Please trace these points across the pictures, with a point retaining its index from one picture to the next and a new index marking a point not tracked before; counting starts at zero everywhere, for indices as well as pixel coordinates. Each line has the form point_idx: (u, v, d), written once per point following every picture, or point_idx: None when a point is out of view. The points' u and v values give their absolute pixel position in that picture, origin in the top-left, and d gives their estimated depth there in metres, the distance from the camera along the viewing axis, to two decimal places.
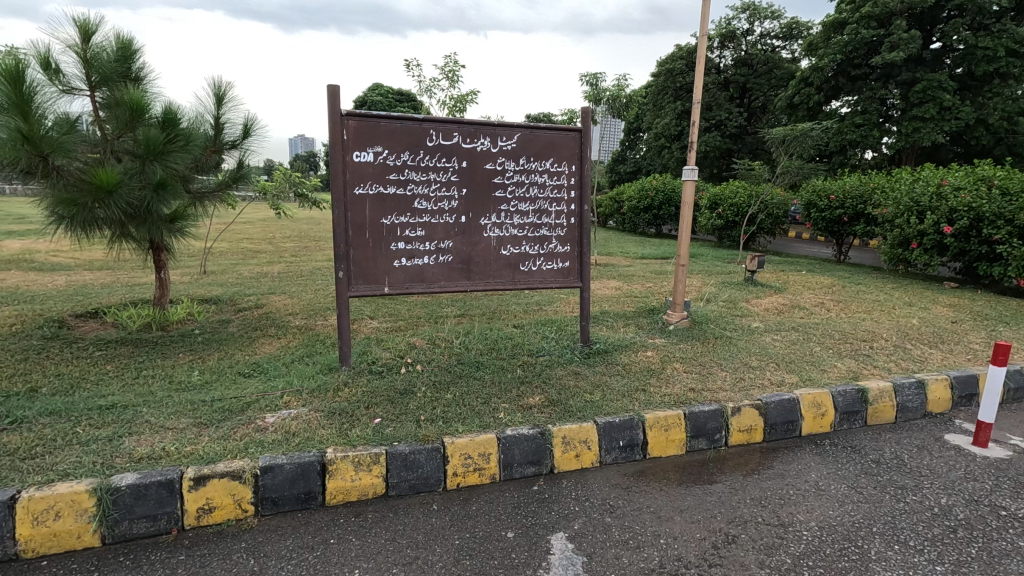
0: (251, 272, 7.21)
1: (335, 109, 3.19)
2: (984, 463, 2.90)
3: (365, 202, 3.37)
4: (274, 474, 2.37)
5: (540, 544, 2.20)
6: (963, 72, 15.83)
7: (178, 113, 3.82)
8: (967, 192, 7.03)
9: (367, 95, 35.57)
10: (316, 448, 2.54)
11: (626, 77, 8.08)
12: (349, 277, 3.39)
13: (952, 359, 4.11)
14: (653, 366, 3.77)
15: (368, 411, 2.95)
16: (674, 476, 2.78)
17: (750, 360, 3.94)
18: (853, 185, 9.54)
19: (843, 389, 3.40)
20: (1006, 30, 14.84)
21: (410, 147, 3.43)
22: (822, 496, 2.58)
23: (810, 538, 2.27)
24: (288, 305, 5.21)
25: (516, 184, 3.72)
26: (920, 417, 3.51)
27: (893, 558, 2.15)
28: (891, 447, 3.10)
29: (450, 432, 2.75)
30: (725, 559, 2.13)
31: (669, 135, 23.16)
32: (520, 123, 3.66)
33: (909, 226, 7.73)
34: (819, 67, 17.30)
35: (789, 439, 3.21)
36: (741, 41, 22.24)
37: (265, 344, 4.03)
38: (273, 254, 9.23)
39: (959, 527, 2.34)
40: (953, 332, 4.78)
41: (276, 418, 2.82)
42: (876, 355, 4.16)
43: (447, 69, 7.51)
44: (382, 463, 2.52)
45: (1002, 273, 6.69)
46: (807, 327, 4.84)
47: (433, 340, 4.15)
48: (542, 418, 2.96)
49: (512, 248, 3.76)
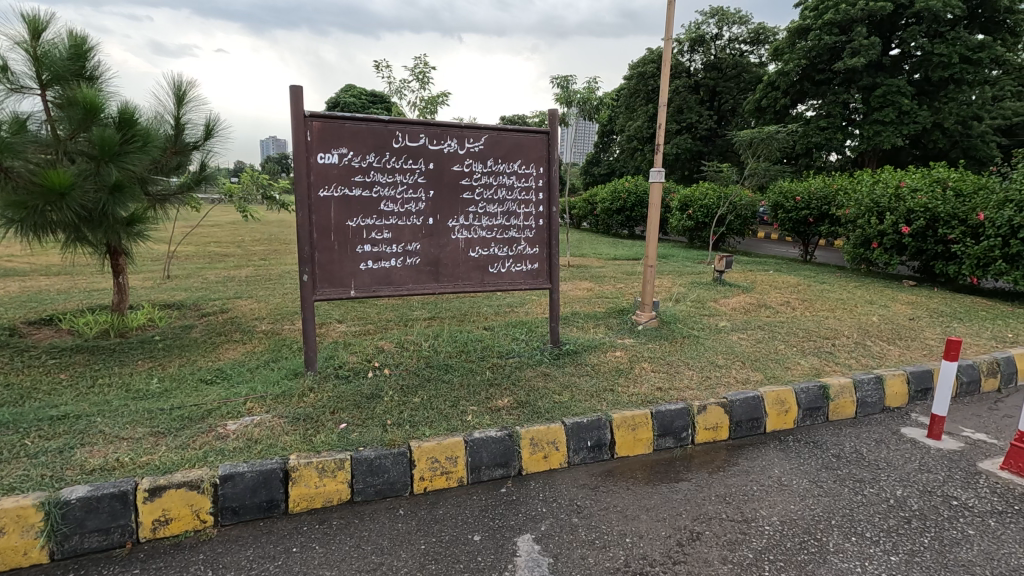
0: (218, 275, 7.06)
1: (298, 109, 3.14)
2: (938, 455, 3.01)
3: (330, 204, 3.33)
4: (234, 483, 2.31)
5: (506, 546, 2.20)
6: (920, 77, 16.40)
7: (135, 113, 3.70)
8: (924, 193, 7.29)
9: (339, 95, 35.13)
10: (278, 455, 2.49)
11: (596, 80, 8.15)
12: (313, 281, 3.34)
13: (909, 355, 4.24)
14: (621, 366, 3.80)
15: (334, 416, 2.91)
16: (642, 475, 2.80)
17: (716, 358, 4.01)
18: (818, 186, 9.78)
19: (806, 386, 3.48)
20: (959, 38, 15.43)
21: (376, 149, 3.40)
22: (784, 491, 2.63)
23: (772, 532, 2.31)
24: (255, 310, 5.12)
25: (484, 186, 3.72)
26: (878, 412, 3.62)
27: (850, 549, 2.20)
28: (850, 441, 3.18)
29: (417, 436, 2.73)
30: (689, 556, 2.16)
31: (642, 138, 23.47)
32: (487, 125, 3.66)
33: (870, 226, 7.97)
34: (785, 71, 17.72)
35: (754, 435, 3.27)
36: (710, 45, 22.61)
37: (230, 349, 3.94)
38: (241, 257, 9.06)
39: (913, 517, 2.41)
40: (910, 329, 4.94)
41: (238, 425, 2.76)
42: (838, 351, 4.28)
43: (418, 70, 7.46)
44: (347, 469, 2.48)
45: (957, 271, 6.94)
46: (772, 325, 4.95)
47: (402, 343, 4.11)
48: (509, 420, 2.95)
49: (480, 249, 3.76)
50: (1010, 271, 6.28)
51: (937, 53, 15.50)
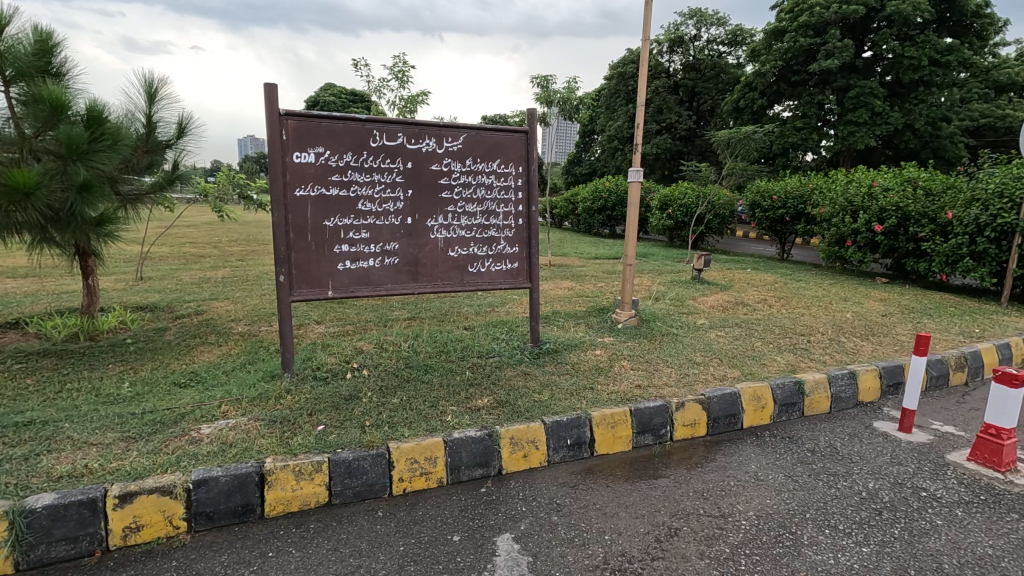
0: (192, 277, 6.93)
1: (273, 108, 3.09)
2: (908, 448, 3.09)
3: (306, 203, 3.29)
4: (208, 488, 2.27)
5: (486, 546, 2.19)
6: (892, 80, 16.78)
7: (104, 110, 3.60)
8: (895, 192, 7.47)
9: (319, 94, 34.74)
10: (254, 459, 2.45)
11: (576, 80, 8.19)
12: (290, 282, 3.30)
13: (881, 351, 4.34)
14: (601, 364, 3.82)
15: (311, 418, 2.88)
16: (621, 472, 2.82)
17: (694, 356, 4.06)
18: (794, 185, 9.95)
19: (782, 382, 3.54)
20: (929, 41, 15.82)
21: (353, 148, 3.36)
22: (760, 486, 2.67)
23: (748, 526, 2.34)
24: (230, 311, 5.04)
25: (463, 185, 3.71)
26: (852, 407, 3.69)
27: (824, 542, 2.24)
28: (825, 436, 3.24)
29: (396, 437, 2.71)
30: (667, 552, 2.18)
31: (622, 138, 23.64)
32: (465, 124, 3.65)
33: (845, 224, 8.13)
34: (761, 72, 18.00)
35: (731, 432, 3.31)
36: (689, 46, 22.86)
37: (205, 351, 3.87)
38: (218, 258, 8.91)
39: (884, 509, 2.47)
40: (882, 325, 5.06)
41: (213, 429, 2.71)
42: (813, 348, 4.36)
43: (397, 69, 7.40)
44: (324, 471, 2.46)
45: (927, 268, 7.10)
46: (749, 322, 5.02)
47: (381, 344, 4.08)
48: (489, 420, 2.95)
49: (459, 249, 3.74)
50: (977, 269, 6.45)
51: (908, 55, 15.85)
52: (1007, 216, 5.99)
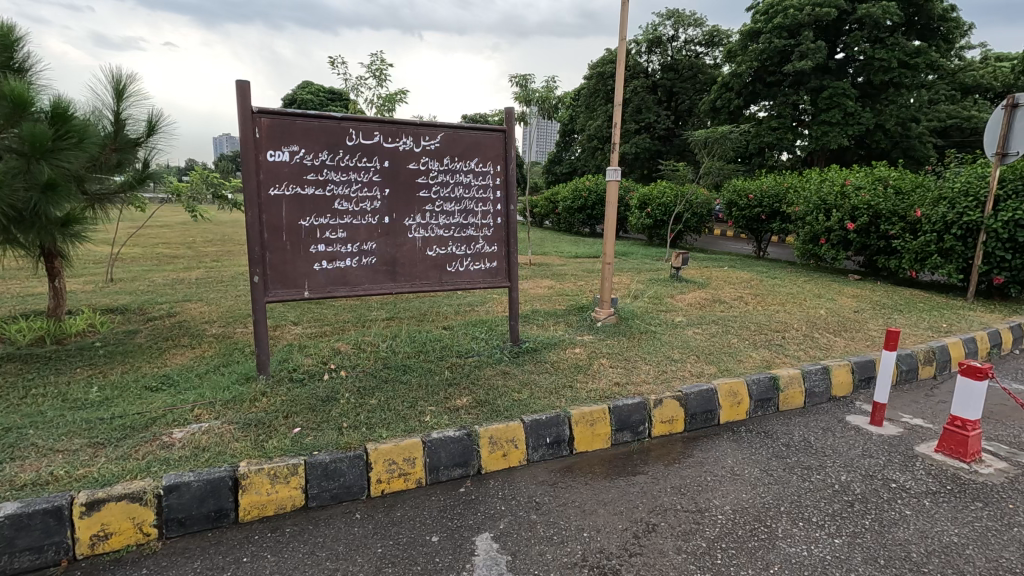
0: (165, 278, 6.78)
1: (245, 105, 3.04)
2: (879, 441, 3.16)
3: (281, 203, 3.24)
4: (180, 494, 2.22)
5: (465, 546, 2.19)
6: (863, 81, 17.16)
7: (70, 107, 3.49)
8: (867, 191, 7.64)
9: (296, 92, 34.29)
10: (227, 463, 2.40)
11: (554, 79, 8.20)
12: (265, 282, 3.24)
13: (853, 346, 4.44)
14: (580, 363, 3.84)
15: (287, 421, 2.83)
16: (600, 469, 2.83)
17: (672, 353, 4.09)
18: (770, 184, 10.12)
19: (757, 377, 3.59)
20: (898, 44, 16.20)
21: (329, 147, 3.32)
22: (736, 481, 2.71)
23: (724, 521, 2.37)
24: (204, 313, 4.94)
25: (441, 184, 3.69)
26: (825, 401, 3.77)
27: (797, 534, 2.28)
28: (799, 430, 3.30)
29: (374, 438, 2.68)
30: (645, 548, 2.19)
31: (602, 137, 23.79)
32: (443, 123, 3.63)
33: (818, 223, 8.29)
34: (738, 73, 18.26)
35: (708, 427, 3.36)
36: (667, 47, 23.09)
37: (177, 354, 3.79)
38: (191, 258, 8.74)
39: (855, 501, 2.53)
40: (854, 321, 5.17)
41: (185, 433, 2.65)
42: (787, 344, 4.43)
43: (375, 67, 7.34)
44: (300, 474, 2.43)
45: (898, 265, 7.27)
46: (726, 319, 5.09)
47: (359, 344, 4.05)
48: (468, 419, 2.94)
49: (438, 248, 3.73)
50: (944, 265, 6.63)
51: (878, 57, 16.24)
52: (972, 214, 6.17)
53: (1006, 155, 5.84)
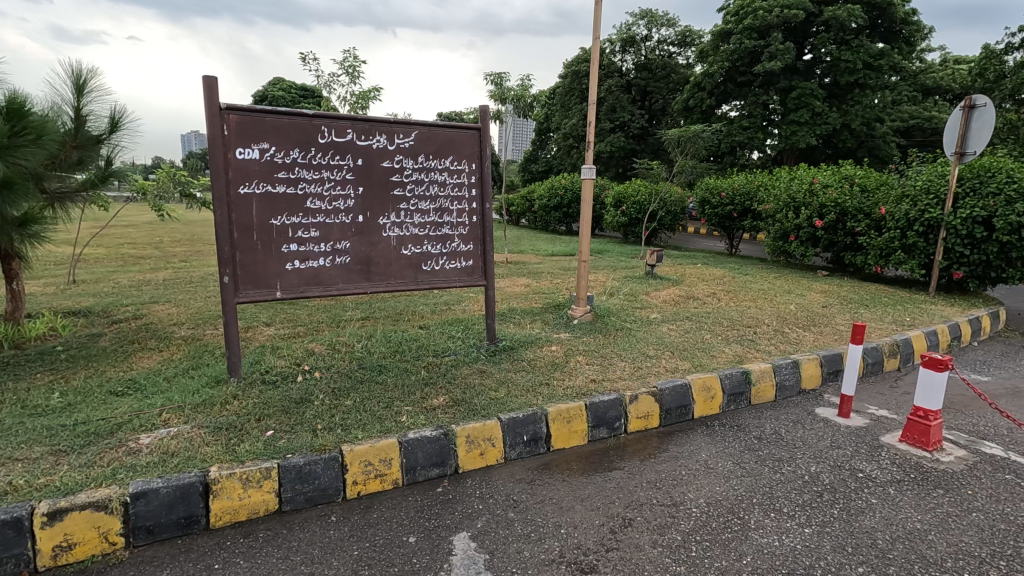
0: (131, 279, 6.59)
1: (213, 102, 2.97)
2: (846, 432, 3.25)
3: (251, 201, 3.17)
4: (148, 500, 2.16)
5: (442, 546, 2.18)
6: (830, 81, 17.60)
7: (25, 102, 3.33)
8: (834, 189, 7.84)
9: (267, 88, 33.63)
10: (197, 468, 2.35)
11: (529, 77, 8.21)
12: (235, 283, 3.18)
13: (822, 340, 4.55)
14: (557, 360, 3.85)
15: (260, 424, 2.78)
16: (577, 466, 2.85)
17: (648, 349, 4.14)
18: (741, 182, 10.31)
19: (730, 372, 3.66)
20: (863, 46, 16.65)
21: (300, 144, 3.27)
22: (710, 474, 2.76)
23: (699, 514, 2.41)
24: (172, 315, 4.81)
25: (416, 183, 3.66)
26: (795, 394, 3.86)
27: (769, 525, 2.33)
28: (770, 423, 3.37)
29: (349, 439, 2.65)
30: (621, 543, 2.21)
31: (577, 136, 23.91)
32: (417, 121, 3.60)
33: (788, 220, 8.48)
34: (709, 73, 18.56)
35: (683, 422, 3.40)
36: (640, 46, 23.32)
37: (144, 357, 3.69)
38: (159, 259, 8.50)
39: (824, 491, 2.59)
40: (823, 316, 5.31)
41: (153, 438, 2.58)
42: (759, 339, 4.53)
43: (347, 64, 7.23)
44: (274, 478, 2.38)
45: (864, 261, 7.48)
46: (699, 316, 5.18)
47: (334, 345, 3.99)
48: (445, 419, 2.93)
49: (413, 247, 3.70)
50: (907, 261, 6.84)
51: (844, 59, 16.65)
52: (933, 211, 6.38)
53: (964, 155, 6.06)
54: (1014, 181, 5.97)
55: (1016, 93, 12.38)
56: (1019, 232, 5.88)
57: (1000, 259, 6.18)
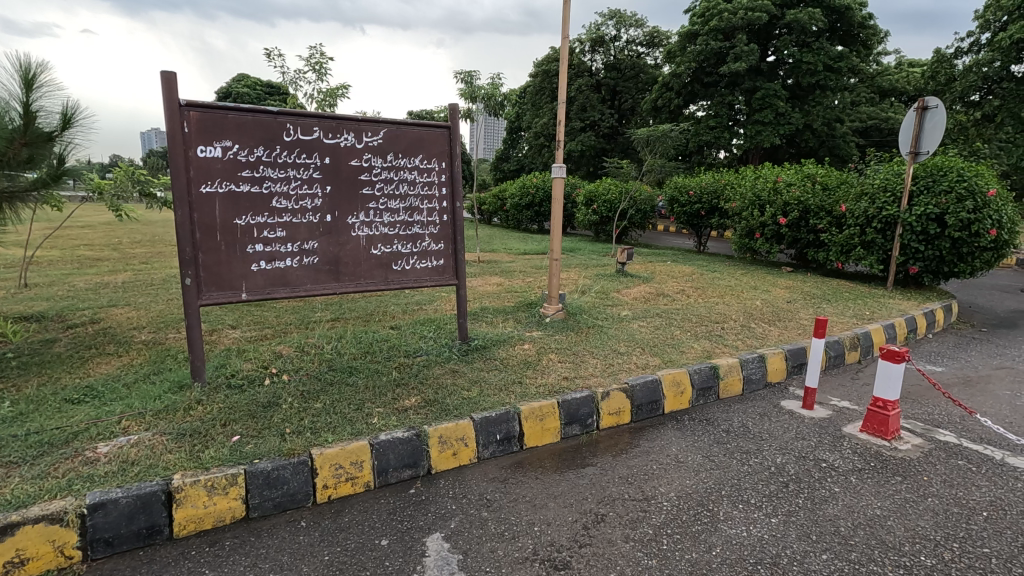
0: (87, 282, 6.33)
1: (171, 98, 2.87)
2: (810, 423, 3.35)
3: (214, 201, 3.08)
4: (106, 512, 2.08)
5: (414, 547, 2.16)
6: (792, 83, 18.08)
7: None
8: (797, 187, 8.06)
9: (230, 84, 32.74)
10: (160, 476, 2.27)
11: (499, 76, 8.20)
12: (198, 284, 3.08)
13: (786, 335, 4.67)
14: (529, 359, 3.86)
15: (225, 429, 2.71)
16: (550, 463, 2.87)
17: (619, 346, 4.19)
18: (708, 181, 10.50)
19: (698, 366, 3.73)
20: (823, 48, 17.15)
21: (265, 142, 3.19)
22: (681, 468, 2.80)
23: (670, 507, 2.45)
24: (132, 319, 4.64)
25: (384, 182, 3.61)
26: (761, 387, 3.96)
27: (737, 516, 2.38)
28: (738, 416, 3.45)
29: (319, 442, 2.60)
30: (594, 538, 2.23)
31: (548, 135, 24.00)
32: (385, 119, 3.55)
33: (754, 218, 8.68)
34: (677, 73, 18.86)
35: (654, 417, 3.46)
36: (609, 46, 23.55)
37: (102, 363, 3.55)
38: (117, 261, 8.19)
39: (790, 481, 2.66)
40: (787, 311, 5.45)
41: (112, 447, 2.49)
42: (726, 334, 4.62)
43: (314, 60, 7.09)
44: (240, 484, 2.32)
45: (826, 257, 7.72)
46: (669, 312, 5.26)
47: (302, 347, 3.91)
48: (416, 420, 2.90)
49: (383, 247, 3.65)
50: (867, 257, 7.09)
51: (806, 61, 17.11)
52: (890, 209, 6.62)
53: (918, 154, 6.29)
54: (964, 179, 6.24)
55: (965, 95, 12.90)
56: (969, 228, 6.15)
57: (951, 255, 6.46)
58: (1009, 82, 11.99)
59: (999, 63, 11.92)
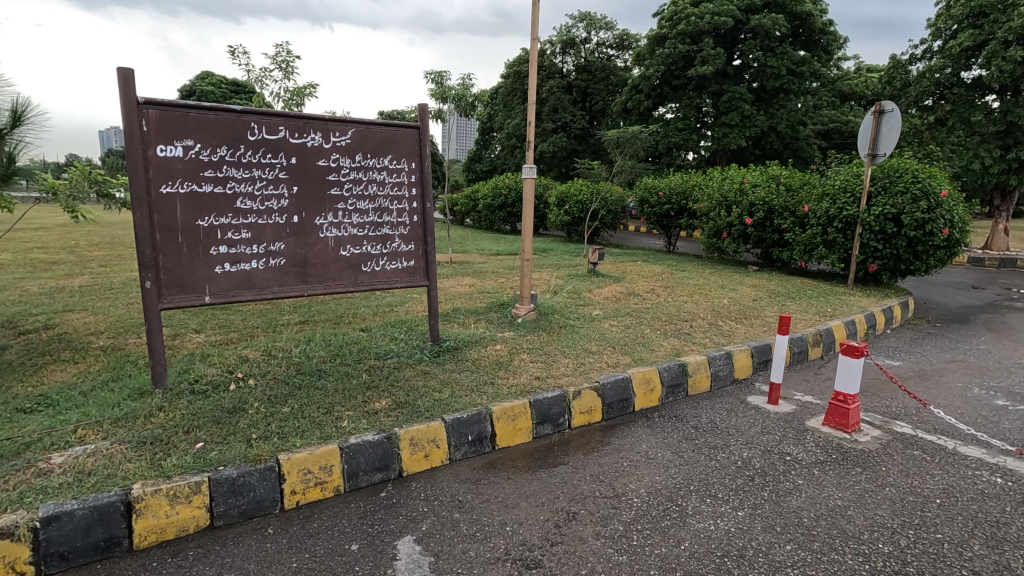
0: (40, 286, 6.08)
1: (128, 95, 2.78)
2: (776, 418, 3.43)
3: (175, 202, 3.00)
4: (61, 525, 2.01)
5: (385, 551, 2.14)
6: (758, 86, 18.53)
7: None
8: (762, 188, 8.25)
9: (193, 82, 31.88)
10: (118, 486, 2.20)
11: (470, 77, 8.19)
12: (158, 288, 2.99)
13: (752, 332, 4.79)
14: (501, 359, 3.86)
15: (188, 436, 2.63)
16: (522, 463, 2.87)
17: (590, 345, 4.23)
18: (677, 182, 10.68)
19: (668, 365, 3.79)
20: (786, 53, 17.62)
21: (228, 142, 3.11)
22: (651, 464, 2.85)
23: (639, 504, 2.48)
24: (89, 324, 4.48)
25: (353, 182, 3.57)
26: (728, 384, 4.05)
27: (705, 510, 2.43)
28: (706, 413, 3.52)
29: (286, 447, 2.56)
30: (565, 536, 2.24)
31: (520, 136, 24.08)
32: (353, 118, 3.51)
33: (721, 218, 8.86)
34: (646, 76, 19.13)
35: (625, 415, 3.50)
36: (580, 49, 23.78)
37: (56, 371, 3.41)
38: (74, 264, 7.90)
39: (756, 475, 2.73)
40: (753, 308, 5.59)
41: (66, 457, 2.39)
42: (694, 332, 4.71)
43: (280, 58, 6.95)
44: (204, 492, 2.26)
45: (790, 256, 7.93)
46: (639, 311, 5.34)
47: (269, 351, 3.84)
48: (387, 422, 2.87)
49: (352, 248, 3.61)
50: (829, 256, 7.32)
51: (770, 65, 17.57)
52: (850, 209, 6.84)
53: (876, 156, 6.52)
54: (918, 180, 6.49)
55: (919, 101, 12.69)
56: (924, 228, 6.41)
57: (908, 253, 6.72)
58: (959, 88, 11.83)
59: (951, 69, 11.69)
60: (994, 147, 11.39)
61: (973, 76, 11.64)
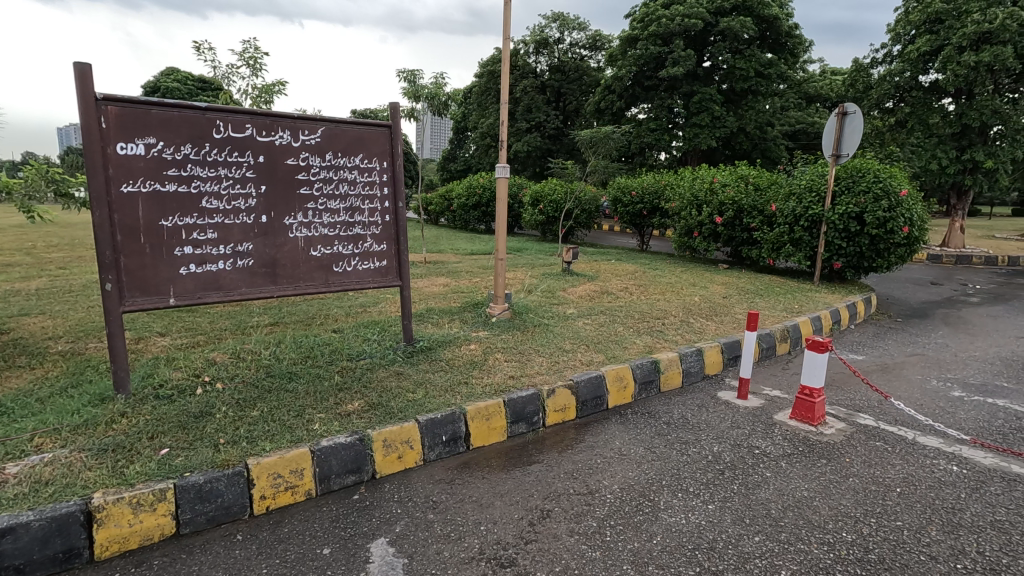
0: None
1: (85, 91, 2.68)
2: (745, 413, 3.51)
3: (136, 201, 2.91)
4: (16, 537, 1.94)
5: (358, 554, 2.11)
6: (727, 88, 18.87)
7: None
8: (732, 187, 8.41)
9: (157, 78, 30.97)
10: (77, 495, 2.12)
11: (443, 75, 8.15)
12: (120, 289, 2.89)
13: (723, 329, 4.88)
14: (475, 359, 3.85)
15: (152, 442, 2.56)
16: (497, 463, 2.87)
17: (564, 344, 4.25)
18: (649, 182, 10.81)
19: (640, 362, 3.84)
20: (754, 55, 17.99)
21: (192, 140, 3.03)
22: (624, 460, 2.88)
23: (613, 500, 2.51)
24: (46, 328, 4.31)
25: (323, 181, 3.52)
26: (699, 380, 4.12)
27: (677, 505, 2.47)
28: (678, 408, 3.58)
29: (255, 452, 2.50)
30: (540, 534, 2.25)
31: (494, 135, 24.07)
32: (323, 117, 3.46)
33: (692, 217, 9.00)
34: (619, 76, 19.29)
35: (598, 412, 3.53)
36: (553, 49, 23.86)
37: (12, 377, 3.28)
38: (31, 266, 7.60)
39: (726, 469, 2.78)
40: (723, 306, 5.70)
41: (21, 467, 2.30)
42: (667, 330, 4.77)
43: (248, 55, 6.80)
44: (169, 499, 2.20)
45: (759, 254, 8.10)
46: (612, 309, 5.39)
47: (238, 353, 3.75)
48: (360, 424, 2.84)
49: (323, 248, 3.56)
50: (795, 253, 7.50)
51: (738, 67, 17.93)
52: (816, 208, 7.02)
53: (839, 157, 6.71)
54: (880, 180, 6.70)
55: (880, 103, 13.06)
56: (885, 226, 6.62)
57: (871, 251, 6.93)
58: (917, 91, 12.21)
59: (909, 73, 12.00)
60: (950, 148, 11.81)
61: (931, 80, 11.99)
